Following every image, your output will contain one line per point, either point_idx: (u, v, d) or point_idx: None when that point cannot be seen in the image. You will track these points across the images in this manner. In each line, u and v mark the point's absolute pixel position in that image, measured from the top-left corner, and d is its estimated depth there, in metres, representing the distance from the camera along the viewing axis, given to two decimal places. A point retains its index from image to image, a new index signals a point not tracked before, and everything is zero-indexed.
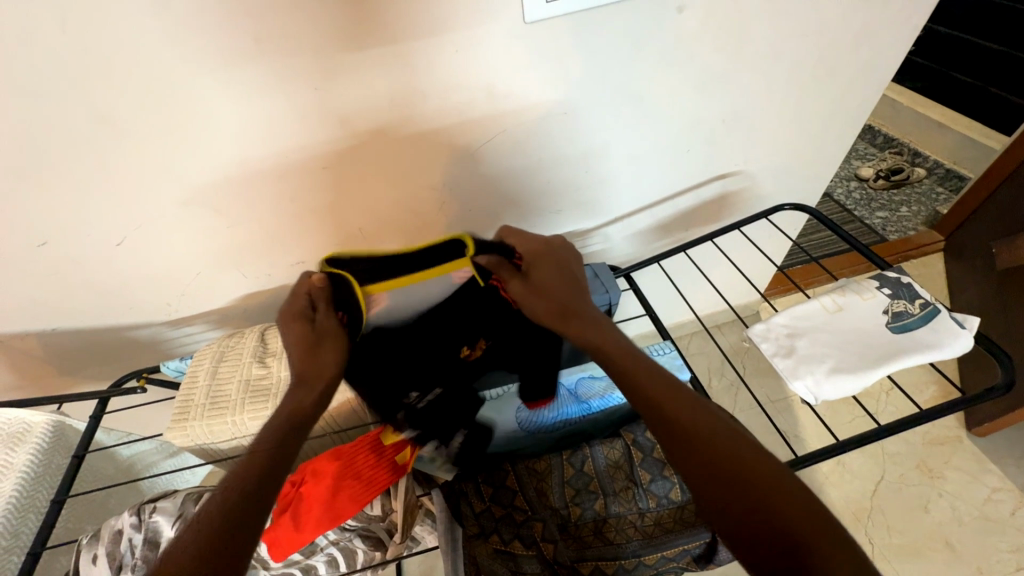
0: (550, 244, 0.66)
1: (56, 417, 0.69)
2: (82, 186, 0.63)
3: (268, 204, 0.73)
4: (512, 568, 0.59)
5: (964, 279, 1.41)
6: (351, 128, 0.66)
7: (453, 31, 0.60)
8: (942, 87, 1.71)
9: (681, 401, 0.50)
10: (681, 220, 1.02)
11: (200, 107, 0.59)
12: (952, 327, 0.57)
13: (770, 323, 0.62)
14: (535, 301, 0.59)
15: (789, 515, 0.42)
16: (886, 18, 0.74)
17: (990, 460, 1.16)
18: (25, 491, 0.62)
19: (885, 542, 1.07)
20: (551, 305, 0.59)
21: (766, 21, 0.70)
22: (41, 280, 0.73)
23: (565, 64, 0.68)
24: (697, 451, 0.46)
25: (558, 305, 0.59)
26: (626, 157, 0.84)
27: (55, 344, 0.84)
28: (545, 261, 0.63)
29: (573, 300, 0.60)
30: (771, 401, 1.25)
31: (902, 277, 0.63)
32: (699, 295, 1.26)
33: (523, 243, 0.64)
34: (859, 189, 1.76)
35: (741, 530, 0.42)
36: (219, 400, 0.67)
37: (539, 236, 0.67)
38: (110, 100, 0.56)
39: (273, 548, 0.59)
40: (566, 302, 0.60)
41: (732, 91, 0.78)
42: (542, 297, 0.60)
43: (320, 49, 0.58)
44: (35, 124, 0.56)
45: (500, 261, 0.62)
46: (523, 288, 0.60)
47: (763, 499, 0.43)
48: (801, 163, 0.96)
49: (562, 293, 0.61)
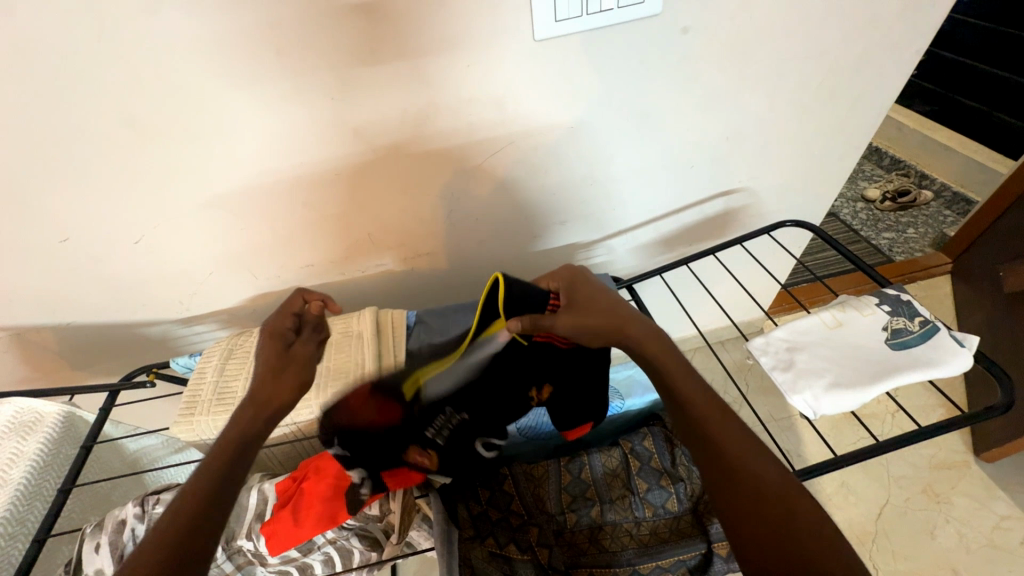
0: (576, 271, 0.65)
1: (67, 408, 0.71)
2: (105, 186, 0.66)
3: (281, 208, 0.75)
4: (506, 572, 0.58)
5: (972, 302, 1.40)
6: (363, 137, 0.69)
7: (464, 47, 0.63)
8: (950, 111, 1.72)
9: (726, 420, 0.51)
10: (685, 235, 1.03)
11: (221, 113, 0.62)
12: (951, 344, 0.57)
13: (769, 338, 0.63)
14: (591, 317, 0.56)
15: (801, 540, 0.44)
16: (888, 41, 0.76)
17: (999, 487, 1.14)
18: (34, 478, 0.64)
19: (889, 568, 1.04)
20: (606, 320, 0.56)
21: (768, 43, 0.72)
22: (61, 275, 0.75)
23: (572, 80, 0.70)
24: (727, 471, 0.48)
25: (606, 321, 0.56)
26: (631, 172, 0.86)
27: (68, 338, 0.86)
28: (582, 288, 0.61)
29: (619, 313, 0.57)
30: (774, 419, 1.23)
31: (902, 295, 0.63)
32: (702, 310, 1.26)
33: (552, 280, 0.62)
34: (866, 210, 1.76)
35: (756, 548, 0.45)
36: (225, 396, 0.68)
37: (562, 269, 0.64)
38: (136, 105, 0.59)
39: (271, 540, 0.60)
40: (613, 319, 0.57)
41: (736, 110, 0.80)
42: (588, 322, 0.56)
43: (338, 61, 0.60)
44: (65, 125, 0.59)
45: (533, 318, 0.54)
46: (572, 320, 0.56)
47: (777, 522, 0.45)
48: (805, 181, 0.98)
49: (606, 309, 0.58)
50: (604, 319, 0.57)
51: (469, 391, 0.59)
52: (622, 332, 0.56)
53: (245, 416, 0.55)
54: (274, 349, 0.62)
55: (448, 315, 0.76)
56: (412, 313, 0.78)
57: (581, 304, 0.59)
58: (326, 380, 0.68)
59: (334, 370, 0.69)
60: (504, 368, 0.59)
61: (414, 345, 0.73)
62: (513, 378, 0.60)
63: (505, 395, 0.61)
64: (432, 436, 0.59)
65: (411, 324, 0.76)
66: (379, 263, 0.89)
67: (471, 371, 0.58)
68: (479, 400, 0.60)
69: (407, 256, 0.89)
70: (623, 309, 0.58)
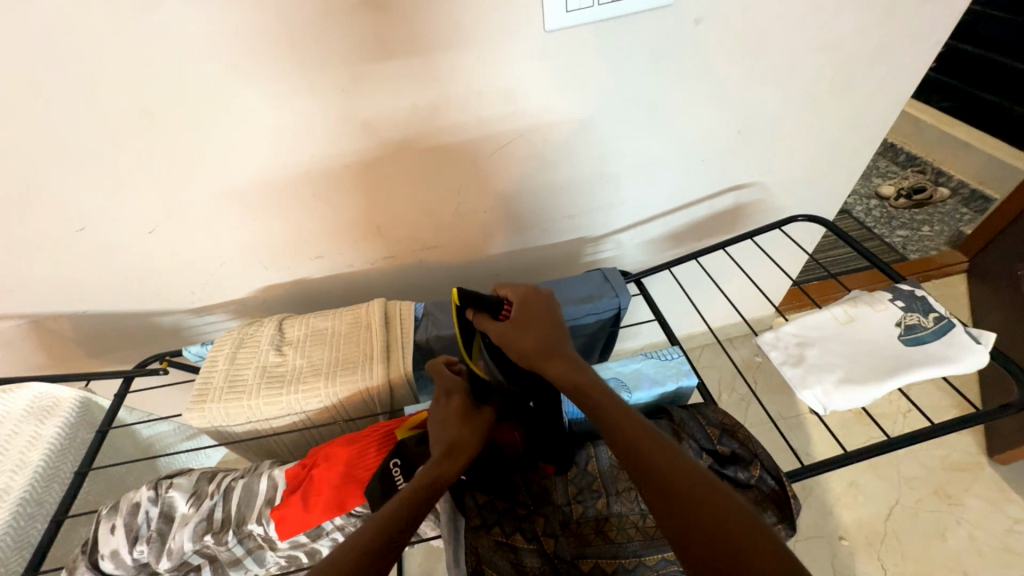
0: (539, 291, 0.66)
1: (83, 394, 0.73)
2: (120, 176, 0.67)
3: (291, 199, 0.76)
4: (512, 561, 0.59)
5: (988, 302, 1.37)
6: (374, 130, 0.69)
7: (475, 39, 0.62)
8: (969, 107, 1.68)
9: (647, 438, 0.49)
10: (694, 230, 1.02)
11: (233, 104, 0.62)
12: (967, 341, 0.56)
13: (779, 332, 0.62)
14: (522, 339, 0.58)
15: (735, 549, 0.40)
16: (907, 33, 0.74)
17: (1012, 489, 1.12)
18: (52, 461, 0.65)
19: (898, 568, 1.03)
20: (538, 343, 0.58)
21: (784, 35, 0.71)
22: (77, 264, 0.77)
23: (585, 73, 0.69)
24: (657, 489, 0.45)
25: (539, 343, 0.58)
26: (641, 166, 0.85)
27: (84, 326, 0.88)
28: (535, 306, 0.64)
29: (553, 341, 0.59)
30: (782, 417, 1.22)
31: (917, 291, 0.62)
32: (711, 306, 1.25)
33: (513, 292, 0.66)
34: (880, 207, 1.73)
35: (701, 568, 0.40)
36: (237, 383, 0.69)
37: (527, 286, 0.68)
38: (151, 96, 0.60)
39: (280, 525, 0.60)
40: (548, 342, 0.59)
41: (749, 103, 0.79)
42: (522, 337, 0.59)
43: (349, 53, 0.60)
44: (82, 115, 0.60)
45: (481, 313, 0.63)
46: (508, 331, 0.60)
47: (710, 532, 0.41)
48: (818, 176, 0.96)
49: (546, 333, 0.60)
50: (531, 344, 0.58)
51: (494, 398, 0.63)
52: (547, 359, 0.57)
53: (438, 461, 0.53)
54: (459, 410, 0.58)
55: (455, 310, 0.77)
56: (420, 305, 0.79)
57: (523, 320, 0.61)
58: (335, 370, 0.69)
59: (343, 361, 0.70)
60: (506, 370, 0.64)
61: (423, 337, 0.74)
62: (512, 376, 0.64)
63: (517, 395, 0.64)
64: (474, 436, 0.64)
65: (419, 317, 0.77)
66: (387, 256, 0.89)
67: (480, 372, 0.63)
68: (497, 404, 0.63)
69: (415, 249, 0.90)
70: (558, 331, 0.61)
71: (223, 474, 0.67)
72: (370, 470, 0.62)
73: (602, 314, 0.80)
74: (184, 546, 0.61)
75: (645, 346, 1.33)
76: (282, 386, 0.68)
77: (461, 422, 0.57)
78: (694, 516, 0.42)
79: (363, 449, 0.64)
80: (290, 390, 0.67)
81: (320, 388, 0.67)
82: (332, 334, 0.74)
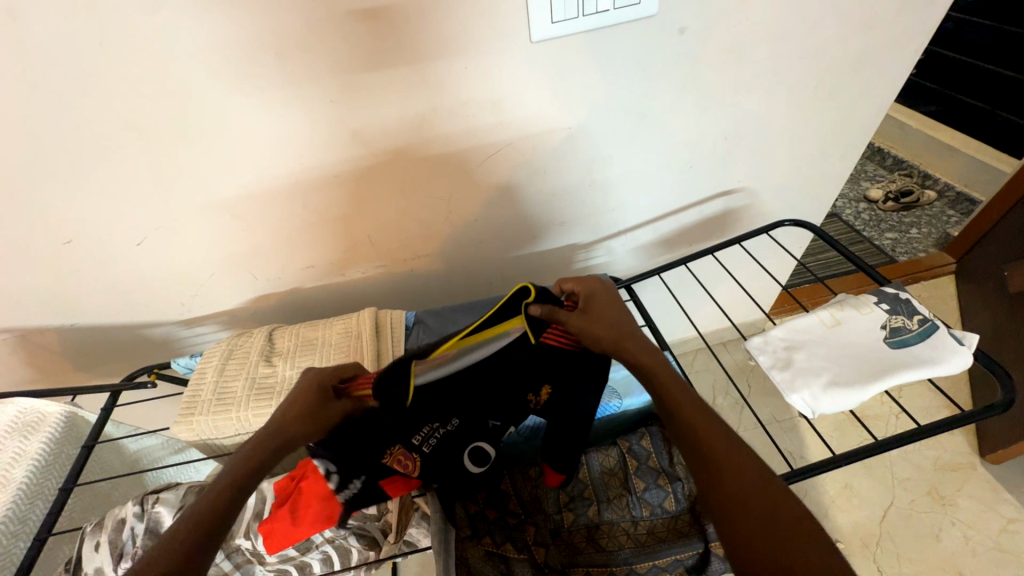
0: (605, 284, 0.64)
1: (69, 409, 0.72)
2: (108, 188, 0.67)
3: (280, 209, 0.76)
4: (502, 571, 0.59)
5: (976, 303, 1.39)
6: (362, 140, 0.69)
7: (461, 51, 0.63)
8: (953, 111, 1.70)
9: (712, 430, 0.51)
10: (684, 235, 1.03)
11: (220, 115, 0.63)
12: (951, 343, 0.56)
13: (767, 336, 0.63)
14: (596, 328, 0.57)
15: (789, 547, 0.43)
16: (885, 41, 0.76)
17: (1005, 489, 1.13)
18: (36, 477, 0.64)
19: (894, 570, 1.03)
20: (611, 331, 0.57)
21: (765, 43, 0.72)
22: (63, 276, 0.76)
23: (572, 81, 0.70)
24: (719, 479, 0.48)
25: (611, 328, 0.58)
26: (629, 174, 0.86)
27: (71, 339, 0.87)
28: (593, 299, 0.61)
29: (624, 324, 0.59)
30: (776, 421, 1.22)
31: (901, 293, 0.63)
32: (703, 311, 1.26)
33: (579, 285, 0.62)
34: (868, 210, 1.75)
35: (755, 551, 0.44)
36: (225, 396, 0.68)
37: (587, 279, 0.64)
38: (139, 109, 0.60)
39: (268, 539, 0.60)
40: (620, 326, 0.59)
41: (734, 110, 0.80)
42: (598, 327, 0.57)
43: (336, 65, 0.61)
44: (70, 129, 0.60)
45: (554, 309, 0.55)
46: (582, 321, 0.56)
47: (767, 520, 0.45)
48: (804, 181, 0.97)
49: (614, 321, 0.59)
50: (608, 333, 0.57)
51: (468, 402, 0.57)
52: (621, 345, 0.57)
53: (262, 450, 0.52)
54: (312, 399, 0.54)
55: (446, 317, 0.78)
56: (412, 313, 0.79)
57: (597, 310, 0.59)
58: None
59: None
60: (498, 377, 0.56)
61: (414, 345, 0.74)
62: (514, 378, 0.57)
63: (508, 394, 0.58)
64: (419, 443, 0.57)
65: (410, 326, 0.77)
66: (377, 265, 0.89)
67: (467, 380, 0.55)
68: (469, 407, 0.58)
69: (405, 258, 0.90)
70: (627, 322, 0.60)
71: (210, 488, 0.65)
72: None
73: None
74: None
75: None
76: (271, 398, 0.67)
77: (312, 415, 0.53)
78: (762, 533, 0.44)
79: None
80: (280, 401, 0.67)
81: None
82: (322, 344, 0.73)
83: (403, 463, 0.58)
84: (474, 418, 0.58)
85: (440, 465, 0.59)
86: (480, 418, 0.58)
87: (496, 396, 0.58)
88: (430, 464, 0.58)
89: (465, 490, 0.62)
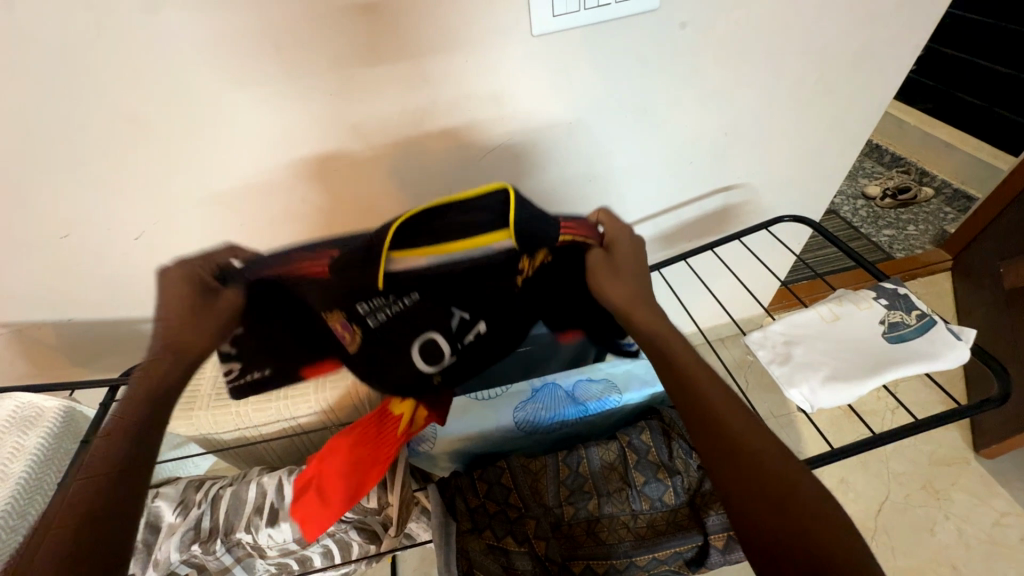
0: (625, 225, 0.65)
1: (68, 403, 0.72)
2: (104, 181, 0.66)
3: (279, 204, 0.75)
4: (503, 565, 0.58)
5: (972, 299, 1.40)
6: (362, 134, 0.69)
7: (462, 44, 0.63)
8: (951, 109, 1.71)
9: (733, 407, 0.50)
10: (682, 231, 1.03)
11: (219, 108, 0.62)
12: (948, 338, 0.57)
13: (766, 331, 0.63)
14: (611, 285, 0.58)
15: (812, 532, 0.41)
16: (886, 38, 0.76)
17: (999, 483, 1.14)
18: (35, 473, 0.64)
19: (889, 564, 1.04)
20: (625, 292, 0.58)
21: (767, 38, 0.72)
22: (60, 271, 0.76)
23: (573, 75, 0.70)
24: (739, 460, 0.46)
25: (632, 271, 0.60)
26: (629, 168, 0.85)
27: (68, 334, 0.87)
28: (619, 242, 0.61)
29: (640, 288, 0.60)
30: (773, 416, 1.23)
31: (899, 289, 0.63)
32: (701, 306, 1.26)
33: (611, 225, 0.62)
34: (866, 207, 1.76)
35: (769, 537, 0.42)
36: (224, 391, 0.68)
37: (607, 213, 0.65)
38: (135, 102, 0.59)
39: (305, 527, 0.60)
40: (636, 290, 0.59)
41: (734, 106, 0.80)
42: (616, 279, 0.59)
43: (335, 57, 0.60)
44: (65, 120, 0.59)
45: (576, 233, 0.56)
46: (606, 275, 0.58)
47: (785, 503, 0.43)
48: (803, 178, 0.98)
49: (633, 281, 0.60)
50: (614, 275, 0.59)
51: (440, 284, 0.54)
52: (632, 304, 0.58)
53: (167, 362, 0.50)
54: (192, 298, 0.50)
55: None
56: None
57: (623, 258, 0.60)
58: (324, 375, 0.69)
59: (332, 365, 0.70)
60: (472, 277, 0.54)
61: None
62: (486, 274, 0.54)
63: (479, 283, 0.55)
64: (364, 313, 0.54)
65: None
66: None
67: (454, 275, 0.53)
68: (442, 290, 0.54)
69: None
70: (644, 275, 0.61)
71: (210, 482, 0.66)
72: (375, 449, 0.61)
73: None
74: (171, 557, 0.60)
75: None
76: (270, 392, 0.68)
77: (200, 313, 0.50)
78: (775, 510, 0.43)
79: (363, 429, 0.62)
80: (280, 396, 0.67)
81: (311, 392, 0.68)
82: None
83: (341, 329, 0.55)
84: (437, 300, 0.55)
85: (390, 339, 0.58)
86: (445, 304, 0.56)
87: (460, 280, 0.54)
88: (370, 338, 0.57)
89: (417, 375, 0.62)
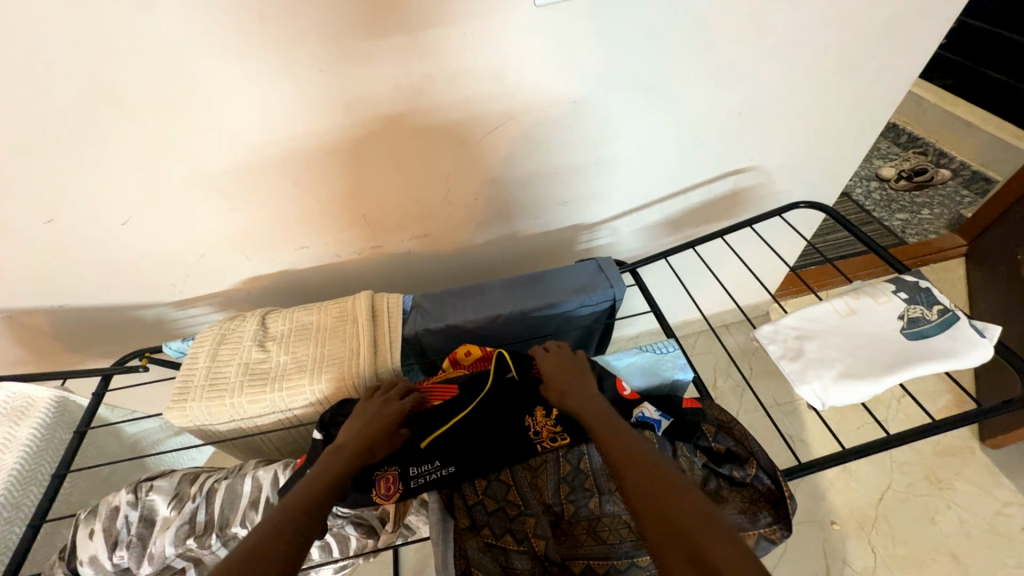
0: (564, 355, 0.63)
1: (59, 394, 0.69)
2: (84, 164, 0.63)
3: (271, 187, 0.72)
4: (501, 564, 0.55)
5: (986, 286, 1.36)
6: (356, 112, 0.65)
7: (459, 19, 0.59)
8: (973, 85, 1.63)
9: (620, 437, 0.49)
10: (691, 216, 0.99)
11: (200, 85, 0.58)
12: (972, 335, 0.54)
13: (778, 325, 0.61)
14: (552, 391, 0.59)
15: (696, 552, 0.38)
16: (919, 8, 0.70)
17: (1003, 473, 1.13)
18: (28, 464, 0.63)
19: (888, 553, 1.04)
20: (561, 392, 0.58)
21: (789, 9, 0.67)
22: (47, 257, 0.73)
23: (578, 49, 0.65)
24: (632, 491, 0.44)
25: (561, 383, 0.59)
26: (637, 151, 0.82)
27: (62, 320, 0.85)
28: (549, 358, 0.62)
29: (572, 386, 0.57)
30: (777, 404, 1.22)
31: (921, 282, 0.60)
32: (707, 293, 1.24)
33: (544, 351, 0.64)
34: (879, 190, 1.71)
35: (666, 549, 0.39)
36: (218, 381, 0.66)
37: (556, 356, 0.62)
38: (111, 78, 0.56)
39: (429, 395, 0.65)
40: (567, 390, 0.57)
41: (749, 83, 0.75)
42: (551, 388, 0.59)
43: (324, 29, 0.56)
44: (40, 99, 0.56)
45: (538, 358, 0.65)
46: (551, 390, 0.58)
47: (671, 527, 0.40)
48: (820, 161, 0.93)
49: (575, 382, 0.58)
50: (551, 388, 0.58)
51: (459, 440, 0.60)
52: (562, 399, 0.57)
53: (352, 448, 0.54)
54: (383, 412, 0.59)
55: (445, 302, 0.75)
56: (409, 297, 0.76)
57: (552, 368, 0.61)
58: (320, 368, 0.66)
59: (328, 357, 0.67)
60: (495, 424, 0.62)
61: (411, 331, 0.71)
62: (509, 419, 0.62)
63: (507, 427, 0.62)
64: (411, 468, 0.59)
65: (408, 311, 0.74)
66: (375, 246, 0.86)
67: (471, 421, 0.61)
68: (464, 450, 0.60)
69: (402, 239, 0.86)
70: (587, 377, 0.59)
71: (207, 475, 0.60)
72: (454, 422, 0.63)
73: (597, 307, 0.76)
74: (166, 551, 0.54)
75: (640, 333, 1.31)
76: (265, 382, 0.65)
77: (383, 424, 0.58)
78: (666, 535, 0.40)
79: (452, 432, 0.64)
80: (274, 386, 0.65)
81: (306, 387, 0.65)
82: (318, 329, 0.71)
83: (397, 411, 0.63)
84: (463, 448, 0.60)
85: (458, 444, 0.60)
86: (467, 461, 0.59)
87: (486, 430, 0.61)
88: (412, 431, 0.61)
89: (483, 467, 0.59)
